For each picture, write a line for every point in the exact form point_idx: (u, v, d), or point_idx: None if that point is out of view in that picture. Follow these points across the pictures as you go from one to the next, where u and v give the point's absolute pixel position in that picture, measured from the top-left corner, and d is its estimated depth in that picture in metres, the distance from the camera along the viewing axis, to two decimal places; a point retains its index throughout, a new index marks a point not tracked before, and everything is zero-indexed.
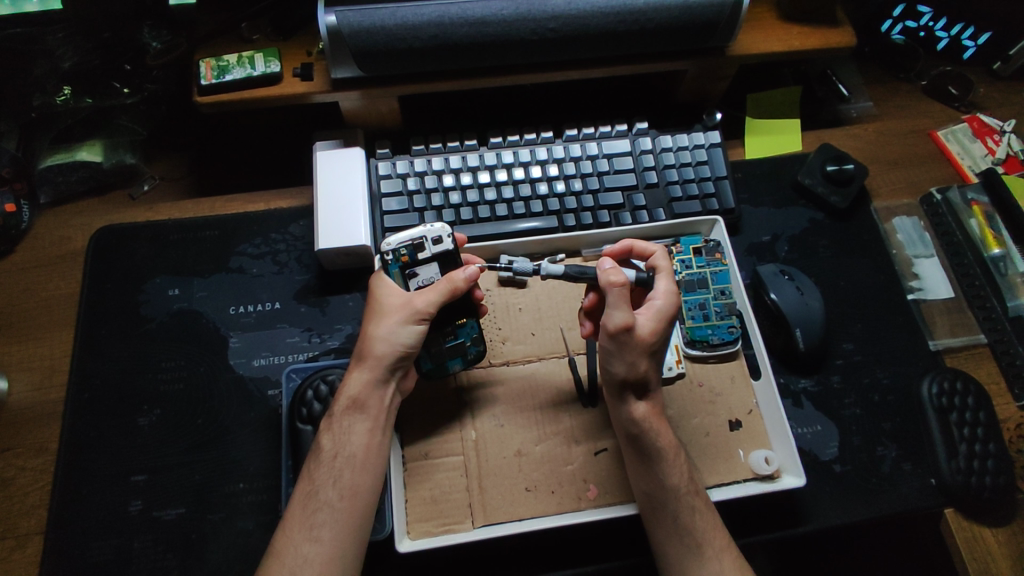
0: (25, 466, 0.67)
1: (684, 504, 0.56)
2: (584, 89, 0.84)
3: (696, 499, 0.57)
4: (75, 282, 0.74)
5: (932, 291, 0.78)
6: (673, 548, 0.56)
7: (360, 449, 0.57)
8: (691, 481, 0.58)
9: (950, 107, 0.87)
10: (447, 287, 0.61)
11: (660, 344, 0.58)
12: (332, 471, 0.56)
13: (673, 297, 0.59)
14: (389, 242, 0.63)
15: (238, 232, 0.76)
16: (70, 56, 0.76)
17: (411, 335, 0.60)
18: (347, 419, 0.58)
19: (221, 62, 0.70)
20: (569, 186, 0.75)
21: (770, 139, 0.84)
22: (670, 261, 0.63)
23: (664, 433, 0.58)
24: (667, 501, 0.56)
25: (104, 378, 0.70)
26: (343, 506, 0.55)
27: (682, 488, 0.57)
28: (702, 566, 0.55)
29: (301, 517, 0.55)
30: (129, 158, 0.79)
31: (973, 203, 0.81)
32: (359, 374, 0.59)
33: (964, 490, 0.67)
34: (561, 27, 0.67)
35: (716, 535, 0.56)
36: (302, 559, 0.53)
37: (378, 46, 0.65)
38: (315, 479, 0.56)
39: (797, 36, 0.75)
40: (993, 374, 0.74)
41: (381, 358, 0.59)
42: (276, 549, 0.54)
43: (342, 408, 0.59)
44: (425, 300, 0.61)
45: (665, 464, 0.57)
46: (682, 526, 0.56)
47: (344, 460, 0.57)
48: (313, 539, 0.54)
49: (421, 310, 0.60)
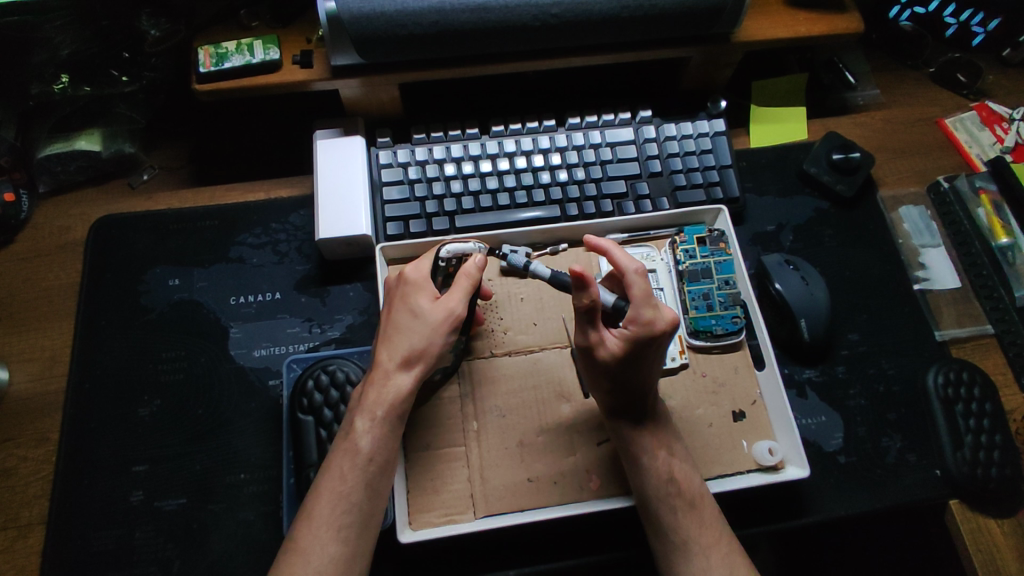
0: (26, 456, 0.67)
1: (666, 504, 0.56)
2: (588, 75, 0.83)
3: (679, 501, 0.56)
4: (75, 272, 0.74)
5: (939, 280, 0.77)
6: (661, 546, 0.56)
7: (394, 453, 0.55)
8: (673, 482, 0.56)
9: (959, 95, 0.86)
10: (472, 282, 0.57)
11: (631, 373, 0.54)
12: (367, 474, 0.53)
13: (642, 329, 0.51)
14: (446, 251, 0.62)
15: (238, 222, 0.76)
16: (67, 43, 0.74)
17: (448, 341, 0.57)
18: (388, 425, 0.54)
19: (219, 50, 0.69)
20: (573, 175, 0.74)
21: (775, 128, 0.83)
22: (648, 283, 0.54)
23: (648, 437, 0.58)
24: (650, 502, 0.56)
25: (104, 369, 0.70)
26: (368, 507, 0.53)
27: (663, 489, 0.56)
28: (687, 561, 0.54)
29: (327, 516, 0.51)
30: (127, 147, 0.78)
31: (981, 192, 0.79)
32: (399, 382, 0.55)
33: (969, 481, 0.66)
34: (563, 13, 0.66)
35: (708, 533, 0.55)
36: (329, 558, 0.50)
37: (378, 32, 0.64)
38: (348, 480, 0.53)
39: (804, 22, 0.73)
40: (1000, 365, 0.73)
41: (424, 364, 0.56)
42: (299, 546, 0.51)
43: (384, 415, 0.54)
44: (460, 302, 0.57)
45: (653, 470, 0.57)
46: (666, 526, 0.55)
47: (379, 464, 0.54)
48: (340, 540, 0.51)
49: (458, 315, 0.57)
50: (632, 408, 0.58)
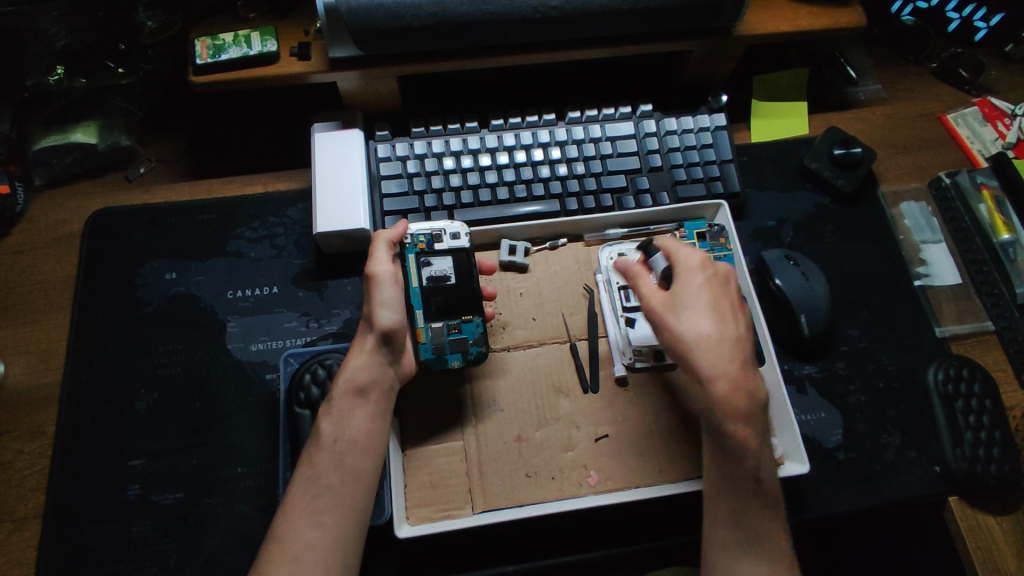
0: (22, 450, 0.66)
1: (749, 500, 0.54)
2: (589, 69, 0.82)
3: (758, 498, 0.54)
4: (71, 265, 0.73)
5: (939, 277, 0.77)
6: (720, 539, 0.54)
7: (363, 431, 0.56)
8: (759, 479, 0.54)
9: (961, 90, 0.86)
10: (383, 246, 0.60)
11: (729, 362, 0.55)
12: (334, 454, 0.55)
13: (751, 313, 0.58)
14: (411, 227, 0.64)
15: (235, 215, 0.75)
16: (63, 34, 0.73)
17: (381, 302, 0.59)
18: (347, 403, 0.57)
19: (216, 41, 0.68)
20: (572, 169, 0.74)
21: (776, 122, 0.82)
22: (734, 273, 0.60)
23: (734, 422, 0.53)
24: (729, 494, 0.54)
25: (101, 362, 0.70)
26: (343, 491, 0.54)
27: (745, 483, 0.54)
28: (737, 557, 0.53)
29: (302, 503, 0.53)
30: (124, 139, 0.77)
31: (983, 187, 0.79)
32: (354, 360, 0.59)
33: (968, 478, 0.66)
34: (564, 6, 0.65)
35: (771, 531, 0.54)
36: (305, 543, 0.52)
37: (376, 24, 0.63)
38: (317, 464, 0.55)
39: (806, 16, 0.73)
40: (1000, 361, 0.73)
41: (372, 338, 0.59)
42: (277, 533, 0.53)
43: (341, 393, 0.57)
44: (378, 264, 0.59)
45: (743, 459, 0.54)
46: (742, 522, 0.53)
47: (346, 444, 0.56)
48: (315, 525, 0.52)
49: (381, 276, 0.59)
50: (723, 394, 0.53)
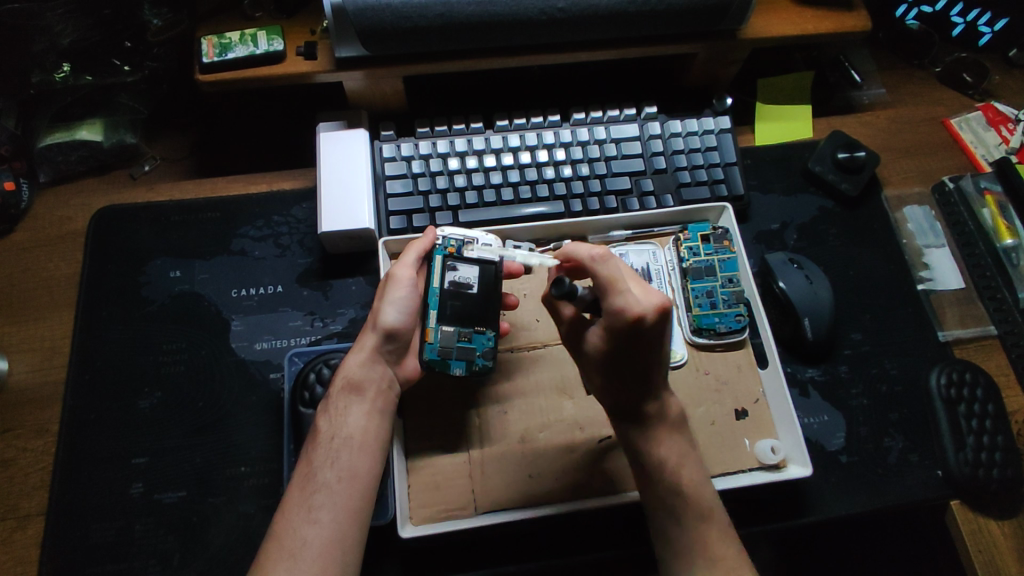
0: (25, 448, 0.66)
1: (674, 516, 0.55)
2: (594, 70, 0.82)
3: (684, 514, 0.55)
4: (75, 263, 0.73)
5: (943, 281, 0.77)
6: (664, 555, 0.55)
7: (360, 430, 0.57)
8: (683, 494, 0.55)
9: (964, 95, 0.86)
10: (414, 248, 0.61)
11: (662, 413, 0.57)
12: (330, 451, 0.56)
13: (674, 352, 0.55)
14: (445, 229, 0.65)
15: (239, 214, 0.75)
16: (68, 33, 0.72)
17: (395, 303, 0.60)
18: (343, 400, 0.58)
19: (223, 40, 0.68)
20: (577, 171, 0.74)
21: (781, 125, 0.83)
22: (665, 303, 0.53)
23: (659, 438, 0.57)
24: (659, 509, 0.55)
25: (105, 360, 0.70)
26: (341, 488, 0.54)
27: (670, 498, 0.55)
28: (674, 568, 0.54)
29: (299, 499, 0.54)
30: (129, 137, 0.77)
31: (986, 192, 0.79)
32: (354, 357, 0.60)
33: (970, 482, 0.66)
34: (570, 7, 0.65)
35: (720, 546, 0.54)
36: (302, 540, 0.51)
37: (383, 25, 0.64)
38: (313, 462, 0.56)
39: (811, 20, 0.73)
40: (1003, 366, 0.73)
41: (376, 337, 0.60)
42: (276, 532, 0.52)
43: (338, 390, 0.59)
44: (403, 265, 0.61)
45: (661, 475, 0.56)
46: (672, 538, 0.55)
47: (342, 441, 0.56)
48: (312, 521, 0.52)
49: (401, 277, 0.61)
50: (639, 417, 0.57)
